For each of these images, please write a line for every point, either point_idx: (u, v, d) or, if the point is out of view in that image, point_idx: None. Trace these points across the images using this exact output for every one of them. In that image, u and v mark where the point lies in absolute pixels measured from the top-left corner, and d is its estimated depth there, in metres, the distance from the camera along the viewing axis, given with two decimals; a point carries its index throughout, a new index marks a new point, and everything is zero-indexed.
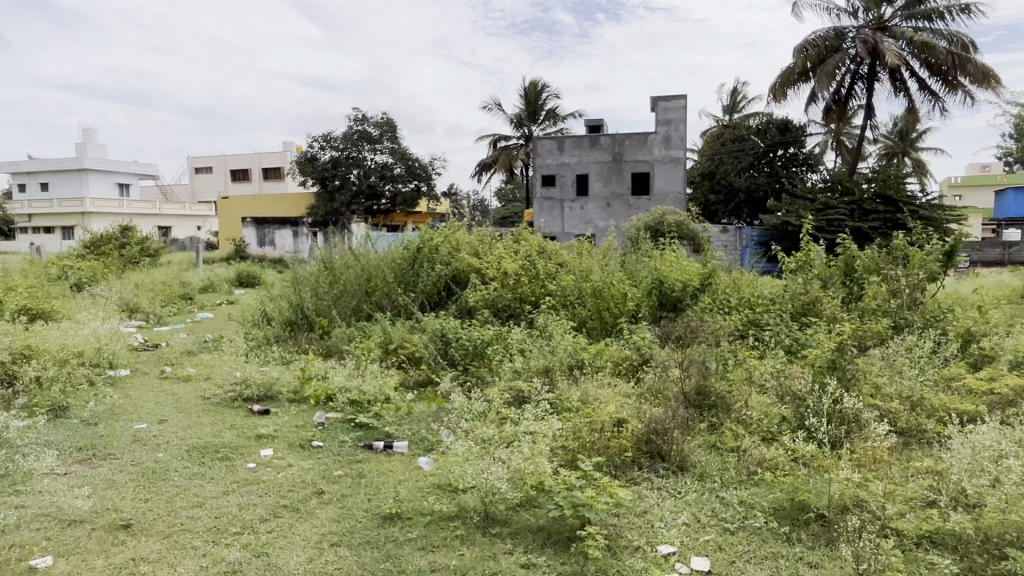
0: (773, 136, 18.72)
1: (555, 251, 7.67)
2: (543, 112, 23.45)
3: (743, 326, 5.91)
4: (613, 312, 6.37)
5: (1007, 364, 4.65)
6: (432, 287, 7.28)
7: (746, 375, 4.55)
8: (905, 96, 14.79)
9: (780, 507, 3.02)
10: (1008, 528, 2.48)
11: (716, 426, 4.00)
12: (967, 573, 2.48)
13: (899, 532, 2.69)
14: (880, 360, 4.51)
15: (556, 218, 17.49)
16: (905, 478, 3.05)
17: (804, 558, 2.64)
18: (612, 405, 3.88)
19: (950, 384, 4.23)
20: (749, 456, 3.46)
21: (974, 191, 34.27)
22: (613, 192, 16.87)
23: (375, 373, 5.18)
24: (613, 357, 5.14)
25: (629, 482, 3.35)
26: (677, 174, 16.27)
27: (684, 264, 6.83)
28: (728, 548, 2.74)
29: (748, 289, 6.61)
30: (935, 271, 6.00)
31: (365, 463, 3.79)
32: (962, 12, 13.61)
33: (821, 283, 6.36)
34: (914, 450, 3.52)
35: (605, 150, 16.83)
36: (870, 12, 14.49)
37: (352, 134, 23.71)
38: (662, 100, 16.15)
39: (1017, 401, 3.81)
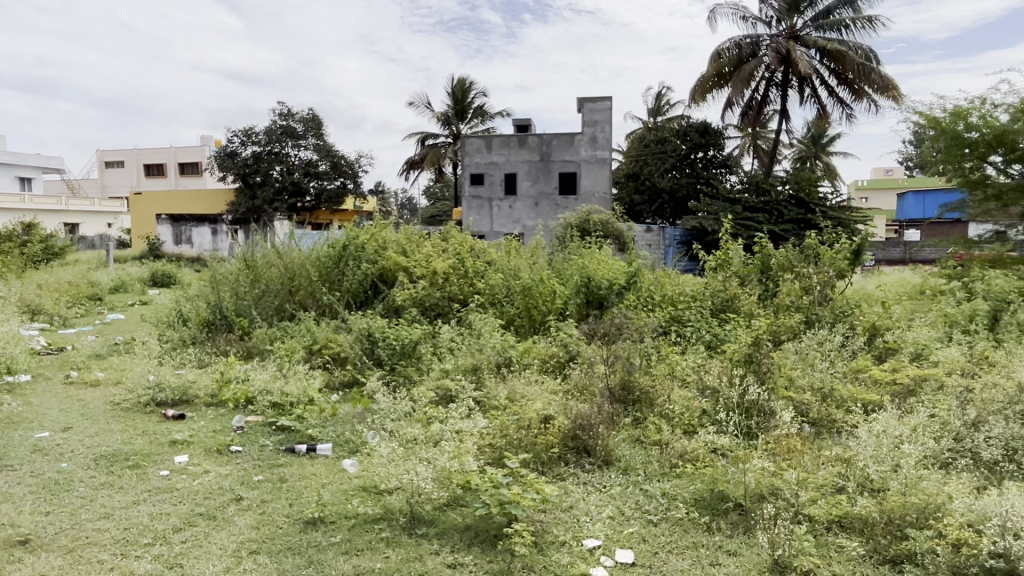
0: (694, 139, 19.29)
1: (483, 250, 7.65)
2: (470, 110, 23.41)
3: (666, 322, 6.05)
4: (541, 309, 6.43)
5: (908, 356, 4.94)
6: (359, 286, 7.14)
7: (669, 370, 4.66)
8: (815, 102, 15.50)
9: (701, 498, 3.10)
10: (909, 510, 2.64)
11: (639, 421, 4.08)
12: (873, 555, 2.61)
13: (811, 518, 2.81)
14: (794, 353, 4.73)
15: (484, 217, 17.48)
16: (817, 465, 3.18)
17: (724, 547, 2.72)
18: (539, 401, 3.91)
19: (858, 376, 4.45)
20: (671, 449, 3.55)
21: (878, 193, 36.27)
22: (541, 191, 16.99)
23: (298, 375, 5.04)
24: (540, 354, 5.18)
25: (555, 478, 3.37)
26: (603, 174, 16.58)
27: (610, 263, 6.96)
28: (650, 539, 2.79)
29: (671, 286, 6.77)
30: (843, 269, 6.34)
31: (287, 467, 3.68)
32: (866, 24, 14.37)
33: (738, 281, 6.60)
34: (825, 438, 3.69)
35: (533, 150, 16.94)
36: (783, 22, 15.11)
37: (276, 130, 23.00)
38: (589, 101, 16.41)
39: (917, 389, 4.04)
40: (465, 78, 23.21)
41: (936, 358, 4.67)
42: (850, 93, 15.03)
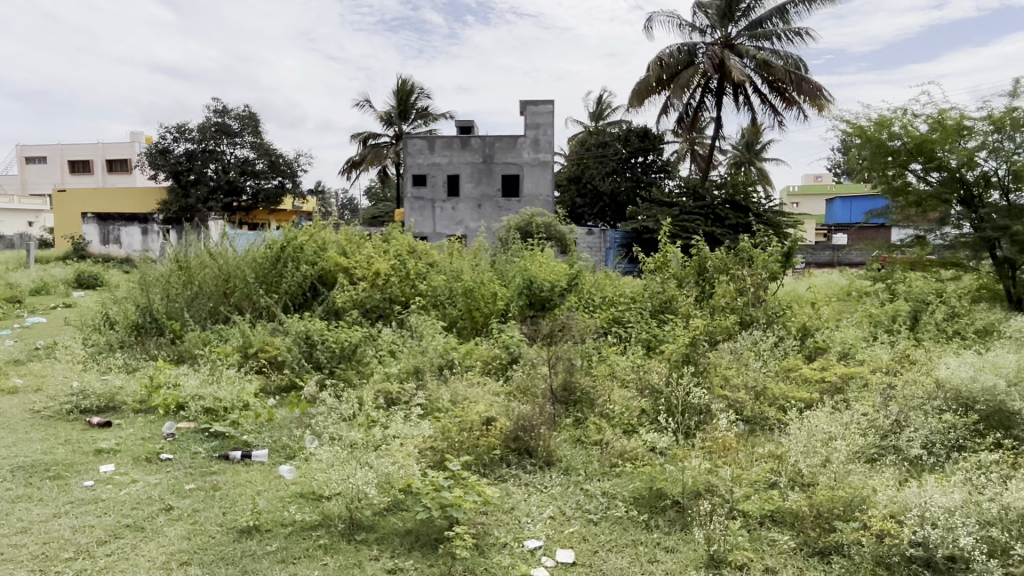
0: (634, 143, 19.63)
1: (425, 251, 7.59)
2: (413, 111, 23.25)
3: (606, 323, 6.13)
4: (483, 311, 6.43)
5: (836, 356, 5.14)
6: (297, 288, 6.99)
7: (609, 371, 4.73)
8: (749, 109, 15.98)
9: (640, 496, 3.15)
10: (836, 503, 2.75)
11: (580, 421, 4.12)
12: (803, 548, 2.71)
13: (745, 513, 2.89)
14: (730, 353, 4.87)
15: (427, 218, 17.35)
16: (750, 462, 3.27)
17: (662, 544, 2.76)
18: (481, 404, 3.92)
19: (789, 374, 4.60)
20: (611, 449, 3.59)
21: (808, 199, 37.70)
22: (484, 193, 17.00)
23: (233, 379, 4.89)
24: (482, 356, 5.18)
25: (497, 480, 3.36)
26: (545, 177, 16.71)
27: (551, 264, 7.02)
28: (591, 539, 2.82)
29: (612, 288, 6.87)
30: (775, 271, 6.55)
31: (221, 474, 3.56)
32: (796, 35, 14.89)
33: (676, 283, 6.75)
34: (758, 435, 3.79)
35: (476, 152, 16.91)
36: (718, 31, 15.51)
37: (210, 127, 22.29)
38: (532, 104, 16.50)
39: (843, 387, 4.21)
40: (407, 79, 23.03)
41: (862, 356, 4.89)
42: (781, 101, 15.55)
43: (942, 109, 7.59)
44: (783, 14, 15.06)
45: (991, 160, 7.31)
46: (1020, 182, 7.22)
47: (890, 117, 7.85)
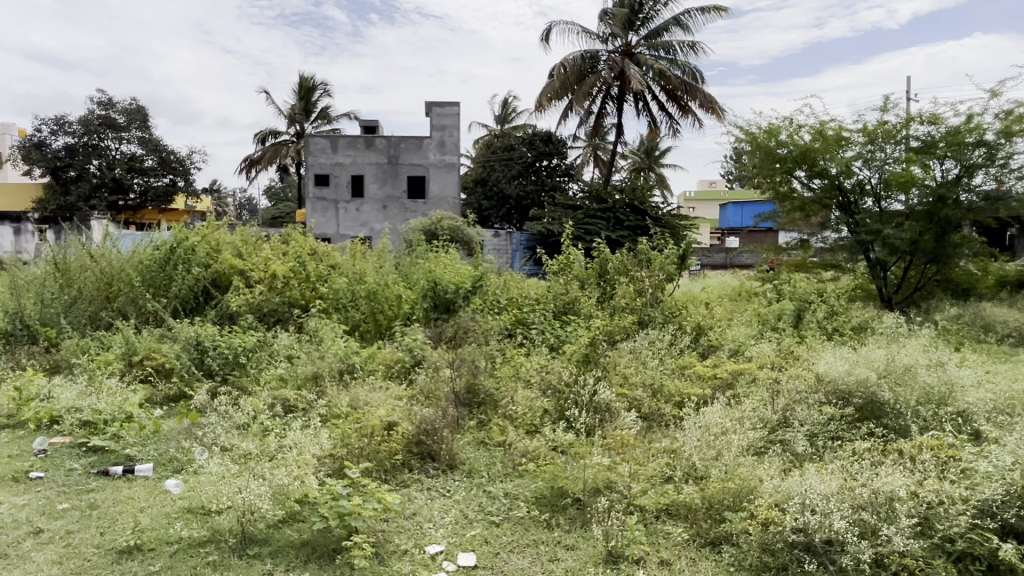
0: (539, 147, 19.91)
1: (327, 253, 7.37)
2: (315, 109, 22.65)
3: (511, 325, 6.17)
4: (387, 315, 6.34)
5: (727, 353, 5.40)
6: (188, 292, 6.59)
7: (513, 372, 4.75)
8: (648, 117, 16.53)
9: (541, 496, 3.18)
10: (726, 494, 2.88)
11: (484, 422, 4.13)
12: (696, 538, 2.81)
13: (641, 508, 2.97)
14: (629, 352, 5.01)
15: (329, 219, 16.88)
16: (648, 457, 3.36)
17: (562, 542, 2.80)
18: (382, 408, 3.86)
19: (683, 371, 4.78)
20: (514, 449, 3.61)
21: (704, 204, 39.53)
22: (389, 194, 16.74)
23: (114, 390, 4.57)
24: (385, 359, 5.08)
25: (399, 486, 3.30)
26: (451, 178, 16.66)
27: (456, 266, 7.00)
28: (493, 540, 2.81)
29: (517, 290, 6.92)
30: (672, 273, 6.82)
31: (99, 492, 3.31)
32: (691, 47, 15.53)
33: (578, 284, 6.90)
34: (655, 431, 3.90)
35: (380, 152, 16.64)
36: (619, 39, 15.93)
37: (93, 120, 20.82)
38: (437, 105, 16.44)
39: (734, 382, 4.41)
40: (310, 76, 22.40)
41: (750, 353, 5.16)
42: (678, 109, 16.18)
43: (823, 121, 8.11)
44: (680, 25, 15.61)
45: (865, 169, 7.91)
46: (890, 190, 7.84)
47: (778, 126, 8.31)
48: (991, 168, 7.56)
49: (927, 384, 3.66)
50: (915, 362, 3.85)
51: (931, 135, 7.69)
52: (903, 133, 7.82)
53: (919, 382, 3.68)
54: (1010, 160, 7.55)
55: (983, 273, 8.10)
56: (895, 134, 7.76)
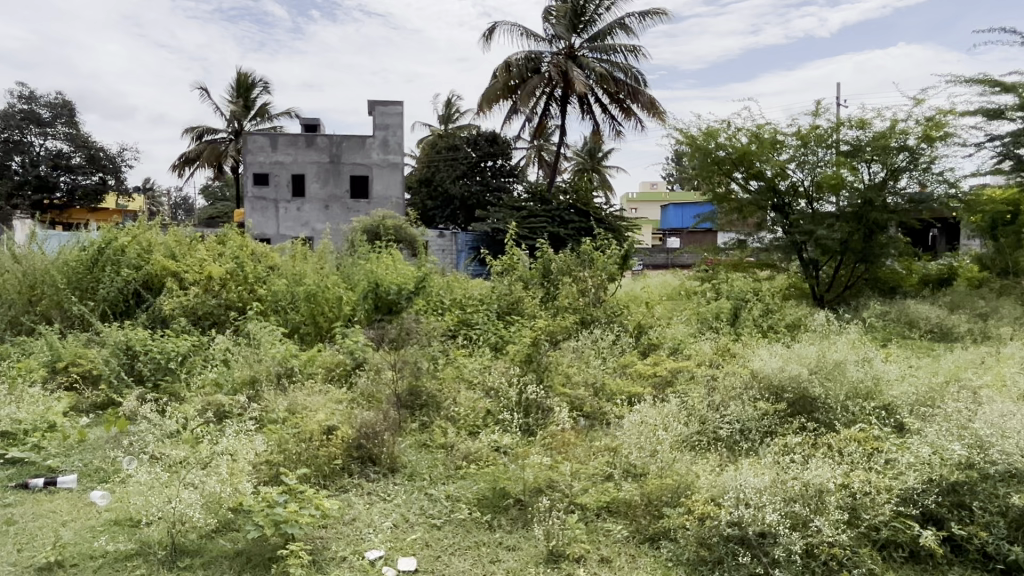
0: (483, 147, 19.96)
1: (265, 254, 7.18)
2: (253, 107, 22.10)
3: (454, 326, 6.14)
4: (327, 317, 6.21)
5: (667, 351, 5.51)
6: (117, 295, 6.28)
7: (456, 373, 4.70)
8: (591, 119, 16.72)
9: (483, 497, 3.16)
10: (664, 491, 2.93)
11: (426, 424, 4.09)
12: (636, 534, 2.86)
13: (582, 506, 2.99)
14: (572, 352, 5.05)
15: (269, 219, 16.46)
16: (589, 455, 3.39)
17: (504, 543, 2.79)
18: (321, 412, 3.78)
19: (625, 370, 4.84)
20: (456, 451, 3.59)
21: (646, 205, 40.27)
22: (331, 194, 16.45)
23: (36, 398, 4.34)
24: (325, 362, 4.98)
25: (339, 491, 3.25)
26: (394, 178, 16.50)
27: (398, 267, 6.90)
28: (434, 543, 2.79)
29: (460, 290, 6.88)
30: (613, 272, 6.93)
31: (17, 507, 3.14)
32: (633, 50, 15.76)
33: (522, 284, 6.93)
34: (596, 429, 3.94)
35: (322, 151, 16.34)
36: (562, 41, 16.05)
37: (14, 113, 19.67)
38: (380, 104, 16.27)
39: (673, 379, 4.49)
40: (248, 73, 21.87)
41: (689, 351, 5.27)
42: (620, 111, 16.41)
43: (759, 124, 8.35)
44: (622, 29, 15.81)
45: (798, 171, 8.18)
46: (822, 192, 8.14)
47: (716, 129, 8.50)
48: (915, 172, 7.93)
49: (856, 378, 3.79)
50: (844, 358, 3.98)
51: (859, 139, 7.99)
52: (834, 138, 8.11)
53: (848, 377, 3.82)
54: (932, 164, 7.94)
55: (907, 271, 8.50)
56: (826, 139, 8.05)
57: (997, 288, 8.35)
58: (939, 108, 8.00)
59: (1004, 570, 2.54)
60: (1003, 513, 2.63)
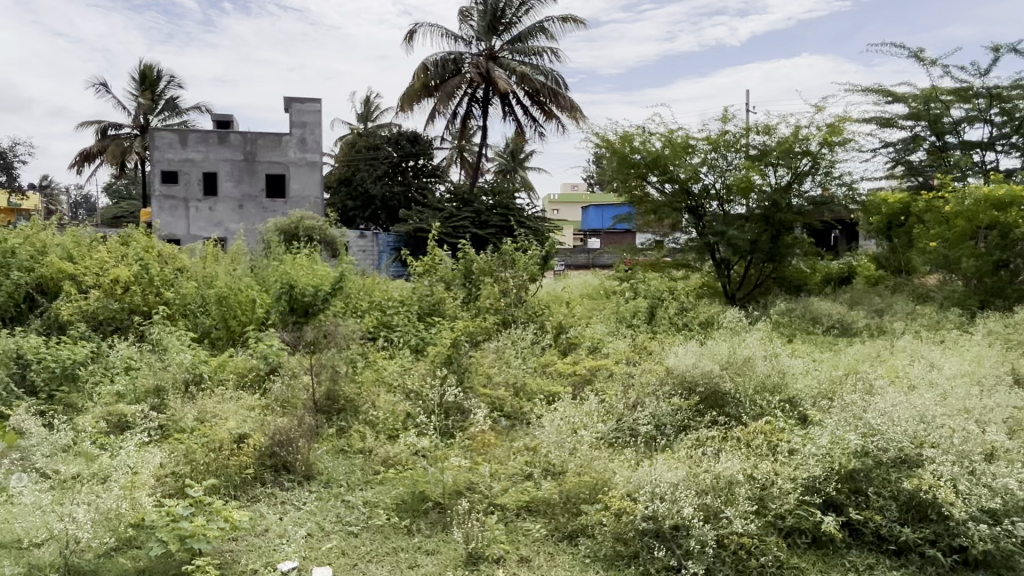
0: (404, 147, 19.79)
1: (173, 255, 6.87)
2: (160, 101, 21.07)
3: (374, 327, 6.01)
4: (240, 320, 5.96)
5: (586, 350, 5.59)
6: (8, 299, 5.84)
7: (376, 377, 4.61)
8: (512, 120, 16.80)
9: (402, 502, 3.11)
10: (582, 489, 2.96)
11: (344, 430, 3.99)
12: (555, 533, 2.88)
13: (502, 506, 3.00)
14: (492, 352, 5.06)
15: (179, 219, 15.73)
16: (508, 456, 3.40)
17: (422, 547, 2.76)
18: (231, 419, 3.65)
19: (545, 369, 4.87)
20: (374, 456, 3.52)
21: (567, 207, 40.85)
22: (245, 193, 15.88)
23: None
24: (237, 368, 4.80)
25: (249, 502, 3.13)
26: (312, 177, 16.08)
27: (315, 268, 6.70)
28: (351, 551, 2.72)
29: (380, 291, 6.76)
30: (533, 273, 7.00)
31: None
32: (553, 53, 15.94)
33: (443, 284, 6.89)
34: (516, 429, 3.95)
35: (236, 148, 15.75)
36: (483, 42, 16.06)
37: None
38: (297, 101, 15.84)
39: (592, 378, 4.57)
40: (154, 65, 20.83)
41: (608, 350, 5.38)
42: (541, 113, 16.56)
43: (672, 129, 8.59)
44: (541, 32, 15.97)
45: (710, 175, 8.48)
46: (732, 195, 8.46)
47: (632, 133, 8.70)
48: (817, 175, 8.37)
49: (763, 373, 3.96)
50: (752, 354, 4.15)
51: (765, 144, 8.35)
52: (742, 142, 8.46)
53: (756, 372, 3.98)
54: (832, 168, 8.38)
55: (811, 270, 8.94)
56: (734, 143, 8.40)
57: (891, 285, 8.91)
58: (837, 116, 8.46)
59: (896, 550, 2.71)
60: (895, 496, 2.80)
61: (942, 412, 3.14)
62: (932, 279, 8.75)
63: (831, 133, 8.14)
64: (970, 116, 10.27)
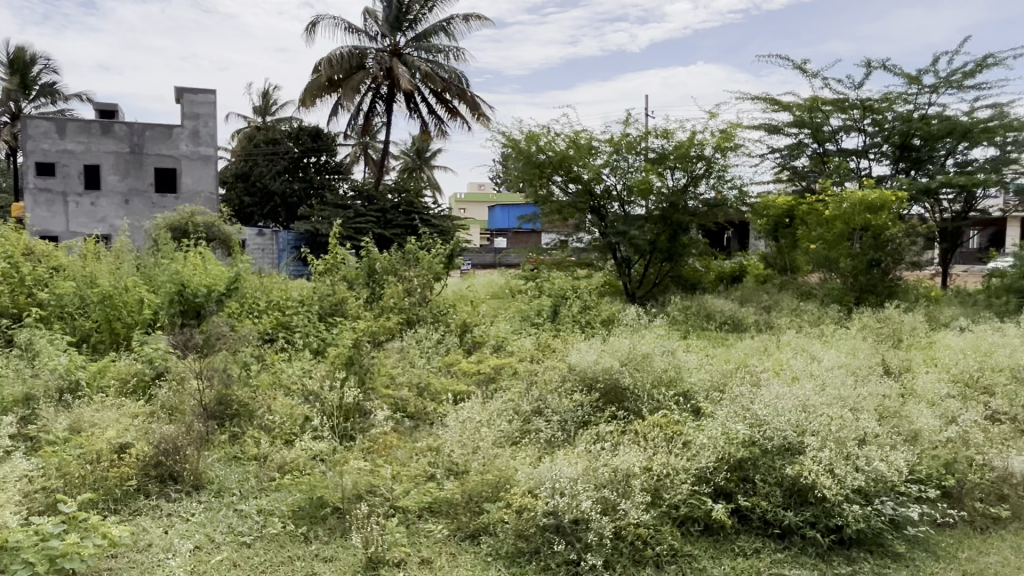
0: (305, 143, 19.08)
1: (47, 253, 6.38)
2: (34, 86, 19.48)
3: (272, 329, 5.79)
4: (125, 322, 5.57)
5: (491, 348, 5.61)
6: None
7: (272, 379, 4.45)
8: (417, 117, 16.61)
9: (299, 508, 3.00)
10: (484, 487, 2.97)
11: (237, 436, 3.81)
12: (457, 532, 2.87)
13: (403, 509, 2.95)
14: (396, 353, 4.98)
15: (56, 214, 14.58)
16: (410, 457, 3.36)
17: (320, 554, 2.68)
18: (111, 429, 3.41)
19: (450, 368, 4.84)
20: (270, 462, 3.39)
21: (473, 206, 40.88)
22: (132, 187, 14.92)
23: None
24: (119, 373, 4.49)
25: (131, 515, 2.94)
26: (206, 172, 15.31)
27: (208, 266, 6.36)
28: (243, 563, 2.61)
29: (277, 291, 6.50)
30: (438, 272, 6.95)
31: None
32: (458, 53, 15.88)
33: (345, 284, 6.71)
34: (420, 430, 3.90)
35: (121, 140, 14.78)
36: (388, 38, 15.77)
37: None
38: (189, 92, 15.05)
39: (496, 376, 4.57)
40: (28, 47, 19.24)
41: (512, 348, 5.41)
42: (446, 112, 16.48)
43: (576, 131, 8.76)
44: (447, 31, 15.87)
45: (611, 176, 8.70)
46: (632, 196, 8.71)
47: (537, 133, 8.79)
48: (711, 179, 8.76)
49: (660, 369, 4.10)
50: (651, 350, 4.29)
51: (663, 148, 8.66)
52: (642, 145, 8.73)
53: (653, 368, 4.11)
54: (724, 172, 8.79)
55: (705, 269, 9.34)
56: (635, 146, 8.65)
57: (777, 283, 9.46)
58: (729, 123, 8.87)
59: (780, 533, 2.87)
60: (779, 483, 2.96)
61: (821, 402, 3.35)
62: (814, 277, 9.35)
63: (724, 139, 8.53)
64: (847, 126, 11.04)
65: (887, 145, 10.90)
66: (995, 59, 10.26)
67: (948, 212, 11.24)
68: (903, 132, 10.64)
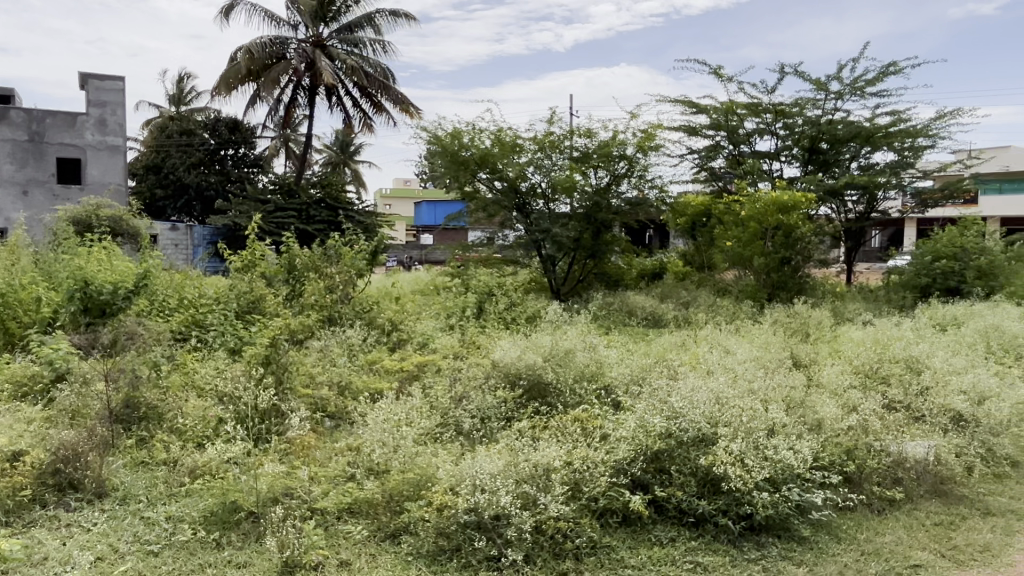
0: (222, 134, 18.37)
1: None
2: None
3: (184, 328, 5.56)
4: (21, 321, 5.23)
5: (415, 346, 5.55)
6: None
7: (183, 380, 4.27)
8: (341, 111, 16.24)
9: (211, 514, 2.89)
10: (404, 486, 2.93)
11: (145, 440, 3.63)
12: (376, 533, 2.83)
13: (321, 511, 2.89)
14: (317, 352, 4.86)
15: None
16: (329, 458, 3.29)
17: (232, 561, 2.58)
18: (3, 437, 3.21)
19: (372, 367, 4.77)
20: (180, 466, 3.26)
21: (399, 202, 40.51)
22: (31, 178, 13.95)
23: None
24: (14, 376, 4.20)
25: (26, 527, 2.76)
26: (114, 163, 14.50)
27: (114, 262, 6.03)
28: (149, 571, 2.49)
29: (190, 287, 6.22)
30: (361, 269, 6.83)
31: None
32: (383, 46, 15.63)
33: (264, 281, 6.50)
34: (340, 430, 3.82)
35: (18, 128, 13.84)
36: (310, 29, 15.35)
37: None
38: (94, 78, 14.27)
39: (419, 373, 4.54)
40: None
41: (435, 346, 5.38)
42: (371, 106, 16.19)
43: (500, 128, 8.77)
44: (372, 24, 15.58)
45: (536, 174, 8.75)
46: (556, 194, 8.81)
47: (462, 130, 8.77)
48: (632, 178, 8.96)
49: (582, 363, 4.15)
50: (574, 346, 4.33)
51: (586, 147, 8.81)
52: (566, 143, 8.84)
53: (575, 363, 4.16)
54: (645, 171, 9.00)
55: (627, 266, 9.55)
56: (559, 145, 8.75)
57: (696, 280, 9.76)
58: (650, 123, 9.08)
59: (694, 522, 2.97)
60: (694, 473, 3.06)
61: (733, 393, 3.48)
62: (729, 275, 9.71)
63: (645, 139, 8.73)
64: (761, 129, 11.50)
65: (797, 148, 11.42)
66: (895, 69, 10.89)
67: (852, 212, 11.86)
68: (812, 136, 11.17)
